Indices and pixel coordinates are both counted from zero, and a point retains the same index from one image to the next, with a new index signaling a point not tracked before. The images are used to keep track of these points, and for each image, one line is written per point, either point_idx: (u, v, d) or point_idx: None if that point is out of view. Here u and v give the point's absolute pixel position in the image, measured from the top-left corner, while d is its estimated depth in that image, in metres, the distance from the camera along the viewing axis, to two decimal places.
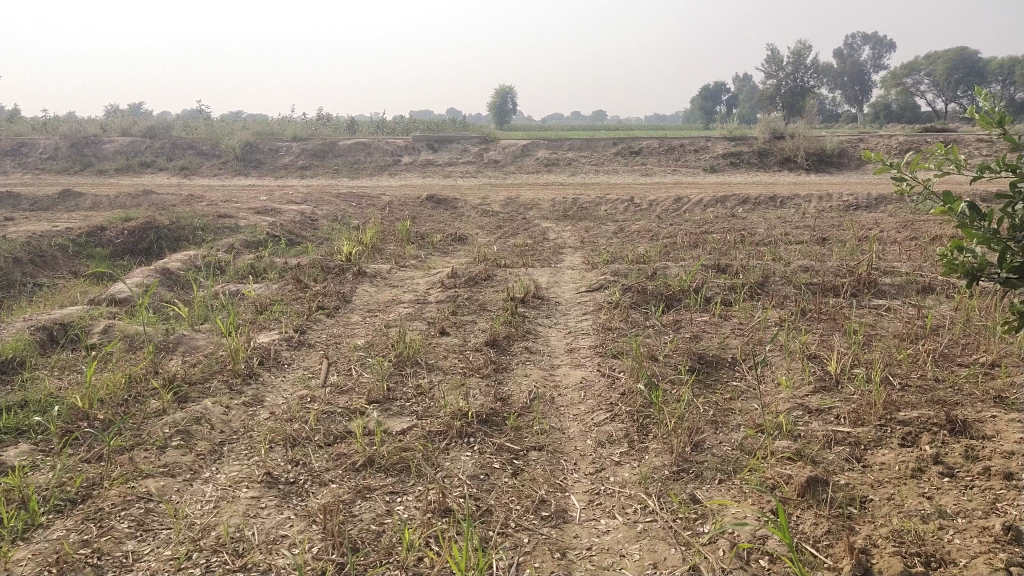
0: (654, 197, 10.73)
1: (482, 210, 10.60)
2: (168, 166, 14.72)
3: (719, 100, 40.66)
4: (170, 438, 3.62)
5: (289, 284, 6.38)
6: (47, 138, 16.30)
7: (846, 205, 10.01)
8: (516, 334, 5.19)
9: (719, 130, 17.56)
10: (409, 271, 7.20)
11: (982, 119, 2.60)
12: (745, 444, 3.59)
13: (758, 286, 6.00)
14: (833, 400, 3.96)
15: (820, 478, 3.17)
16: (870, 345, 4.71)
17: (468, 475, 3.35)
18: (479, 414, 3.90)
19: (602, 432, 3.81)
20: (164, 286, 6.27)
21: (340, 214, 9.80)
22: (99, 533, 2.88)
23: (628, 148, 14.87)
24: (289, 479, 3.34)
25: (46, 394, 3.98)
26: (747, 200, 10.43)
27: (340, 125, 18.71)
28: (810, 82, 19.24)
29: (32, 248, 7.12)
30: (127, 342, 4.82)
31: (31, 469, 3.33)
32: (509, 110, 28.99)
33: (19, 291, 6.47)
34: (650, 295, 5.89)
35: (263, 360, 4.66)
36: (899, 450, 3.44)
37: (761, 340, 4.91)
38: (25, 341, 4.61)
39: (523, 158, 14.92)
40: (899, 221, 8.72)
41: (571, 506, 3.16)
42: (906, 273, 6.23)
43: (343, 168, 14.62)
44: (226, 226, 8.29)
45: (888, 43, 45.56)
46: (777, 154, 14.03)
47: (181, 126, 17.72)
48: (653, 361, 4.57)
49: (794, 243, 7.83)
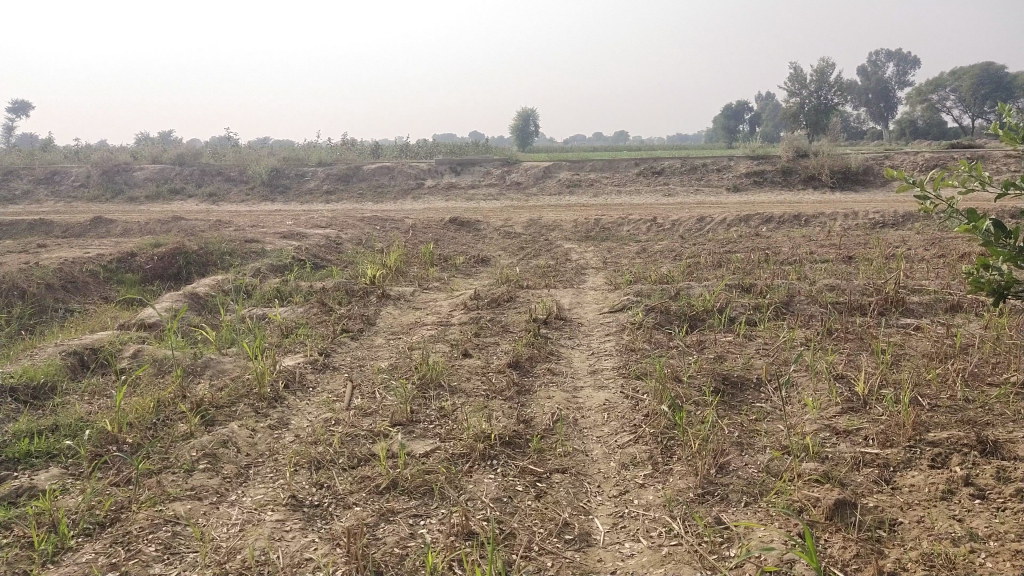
0: (676, 217, 10.72)
1: (505, 232, 10.67)
2: (196, 192, 14.99)
3: (742, 119, 40.61)
4: (197, 461, 3.66)
5: (314, 307, 6.46)
6: (79, 166, 16.71)
7: (872, 222, 9.93)
8: (539, 356, 5.20)
9: (744, 147, 17.48)
10: (432, 293, 7.25)
11: (1007, 136, 2.58)
12: (770, 466, 3.55)
13: (783, 306, 5.96)
14: (860, 421, 3.92)
15: (848, 500, 3.12)
16: (898, 365, 4.66)
17: (491, 498, 3.34)
18: (502, 437, 3.89)
19: (626, 454, 3.79)
20: (192, 309, 6.39)
21: (364, 237, 9.91)
22: (126, 556, 2.92)
23: (650, 168, 14.89)
24: (313, 502, 3.35)
25: (77, 419, 4.06)
26: (771, 219, 10.40)
27: (364, 149, 18.97)
28: (834, 100, 19.12)
29: (64, 274, 7.29)
30: (156, 366, 4.91)
31: (62, 492, 3.39)
32: (531, 132, 29.17)
33: (51, 317, 6.62)
34: (673, 315, 5.88)
35: (288, 383, 4.72)
36: (929, 471, 3.39)
37: (786, 360, 4.87)
38: (57, 366, 4.71)
39: (544, 180, 14.97)
40: (927, 239, 8.63)
41: (594, 529, 3.14)
42: (934, 291, 6.14)
43: (367, 192, 14.78)
44: (253, 251, 8.43)
45: (913, 59, 45.17)
46: (801, 172, 13.97)
47: (209, 153, 18.07)
48: (677, 382, 4.55)
49: (819, 262, 7.78)
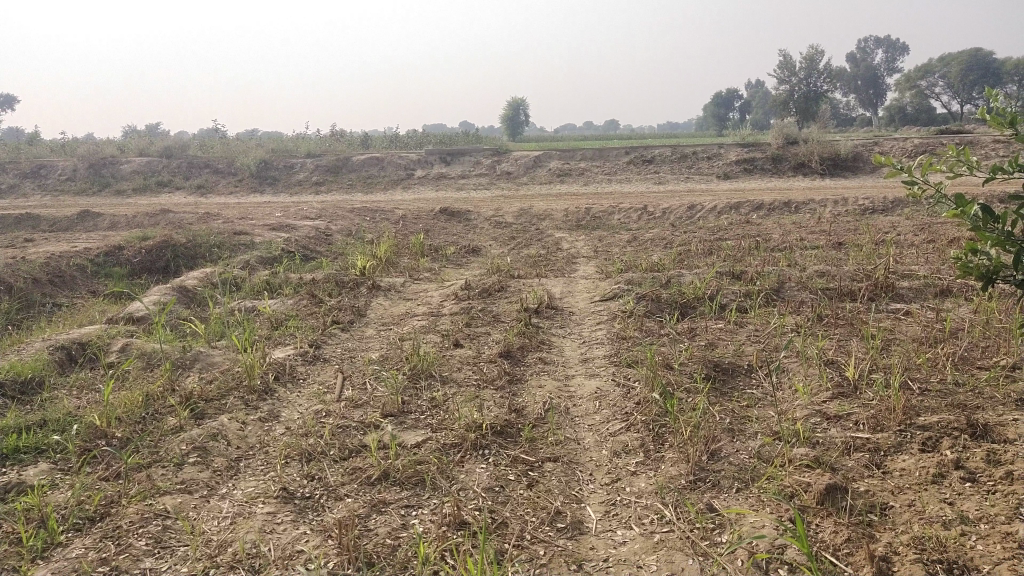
0: (667, 205, 10.71)
1: (496, 222, 10.64)
2: (184, 185, 14.89)
3: (731, 107, 40.61)
4: (187, 454, 3.64)
5: (304, 299, 6.43)
6: (65, 160, 16.56)
7: (862, 209, 9.94)
8: (530, 345, 5.19)
9: (734, 135, 17.47)
10: (423, 284, 7.23)
11: (995, 121, 2.57)
12: (762, 452, 3.55)
13: (774, 292, 5.97)
14: (851, 406, 3.92)
15: (839, 485, 3.13)
16: (889, 350, 4.67)
17: (483, 487, 3.34)
18: (494, 426, 3.88)
19: (618, 442, 3.79)
20: (180, 303, 6.34)
21: (354, 228, 9.86)
22: (117, 551, 2.90)
23: (640, 157, 14.87)
24: (305, 494, 3.34)
25: (66, 414, 4.03)
26: (761, 206, 10.40)
27: (354, 140, 18.88)
28: (823, 87, 19.13)
29: (51, 269, 7.23)
30: (145, 360, 4.88)
31: (50, 488, 3.36)
32: (521, 121, 29.10)
33: (38, 312, 6.56)
34: (664, 303, 5.87)
35: (278, 375, 4.70)
36: (920, 455, 3.40)
37: (777, 346, 4.87)
38: (45, 361, 4.67)
39: (535, 169, 14.94)
40: (916, 224, 8.65)
41: (587, 517, 3.14)
42: (924, 276, 6.16)
43: (357, 183, 14.70)
44: (242, 243, 8.37)
45: (902, 45, 45.23)
46: (790, 159, 13.98)
47: (197, 145, 17.95)
48: (668, 369, 4.54)
49: (809, 248, 7.79)
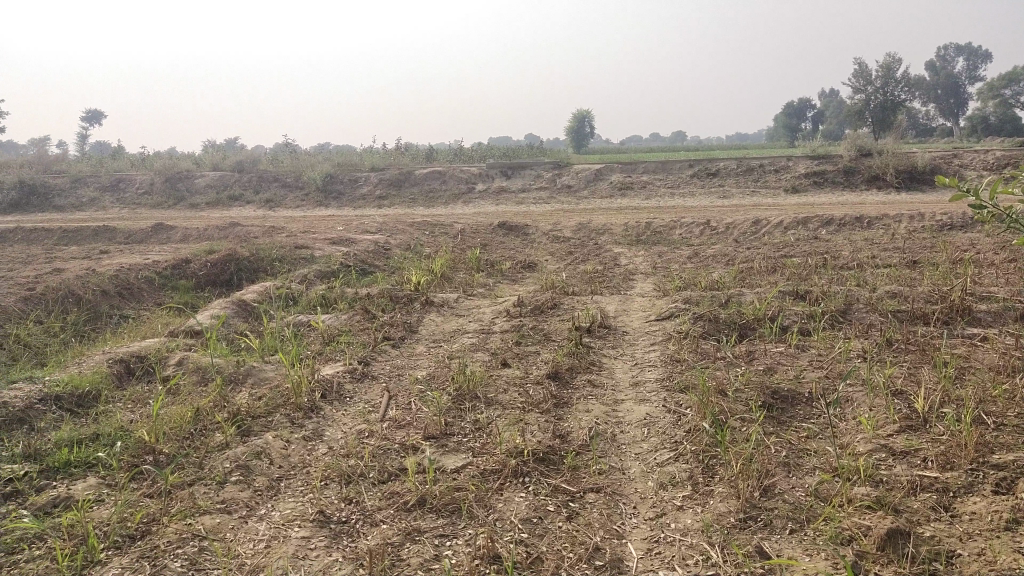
0: (730, 220, 10.42)
1: (554, 236, 10.54)
2: (254, 198, 15.28)
3: (804, 117, 39.59)
4: (230, 473, 3.65)
5: (357, 314, 6.44)
6: (143, 174, 17.20)
7: (939, 224, 9.46)
8: (580, 367, 5.06)
9: (805, 147, 16.95)
10: (477, 300, 7.17)
11: None
12: (819, 490, 3.35)
13: (839, 314, 5.69)
14: (919, 442, 3.67)
15: (902, 530, 2.91)
16: (963, 379, 4.36)
17: (520, 518, 3.23)
18: (536, 453, 3.77)
19: (665, 474, 3.63)
20: (238, 316, 6.44)
21: (412, 242, 9.90)
22: (152, 572, 2.90)
23: (705, 170, 14.55)
24: (341, 518, 3.30)
25: (117, 428, 4.10)
26: (830, 221, 10.01)
27: (418, 153, 19.07)
28: (901, 96, 18.38)
29: (119, 281, 7.46)
30: (198, 374, 4.94)
31: (96, 503, 3.40)
32: (586, 133, 28.94)
33: (105, 324, 6.76)
34: (722, 324, 5.66)
35: (325, 393, 4.69)
36: (992, 498, 3.14)
37: (841, 373, 4.62)
38: (103, 374, 4.78)
39: (596, 183, 14.78)
40: (997, 242, 8.18)
41: (627, 555, 3.00)
42: (1004, 298, 5.78)
43: (418, 197, 14.83)
44: (302, 257, 8.49)
45: (985, 52, 43.33)
46: (863, 172, 13.46)
47: (268, 159, 18.40)
48: (722, 395, 4.35)
49: (881, 267, 7.43)
